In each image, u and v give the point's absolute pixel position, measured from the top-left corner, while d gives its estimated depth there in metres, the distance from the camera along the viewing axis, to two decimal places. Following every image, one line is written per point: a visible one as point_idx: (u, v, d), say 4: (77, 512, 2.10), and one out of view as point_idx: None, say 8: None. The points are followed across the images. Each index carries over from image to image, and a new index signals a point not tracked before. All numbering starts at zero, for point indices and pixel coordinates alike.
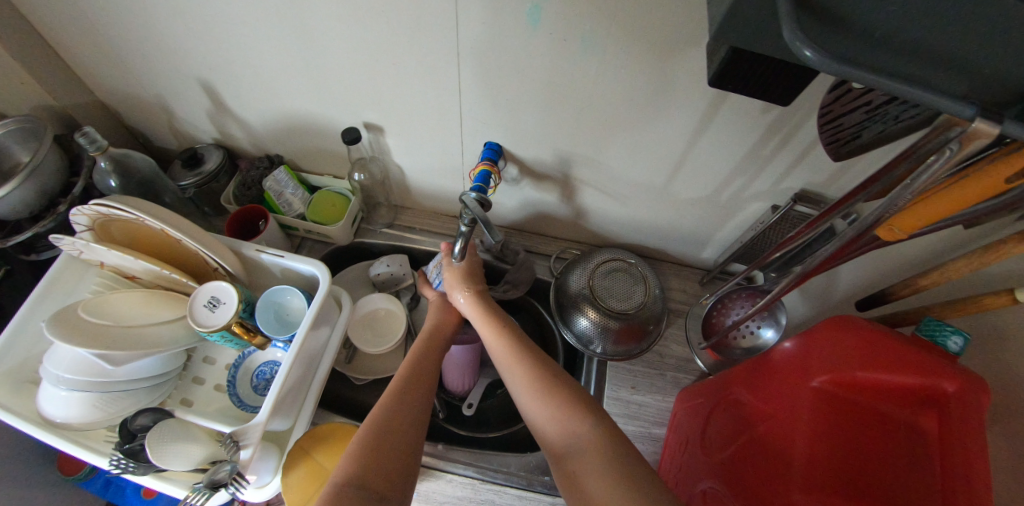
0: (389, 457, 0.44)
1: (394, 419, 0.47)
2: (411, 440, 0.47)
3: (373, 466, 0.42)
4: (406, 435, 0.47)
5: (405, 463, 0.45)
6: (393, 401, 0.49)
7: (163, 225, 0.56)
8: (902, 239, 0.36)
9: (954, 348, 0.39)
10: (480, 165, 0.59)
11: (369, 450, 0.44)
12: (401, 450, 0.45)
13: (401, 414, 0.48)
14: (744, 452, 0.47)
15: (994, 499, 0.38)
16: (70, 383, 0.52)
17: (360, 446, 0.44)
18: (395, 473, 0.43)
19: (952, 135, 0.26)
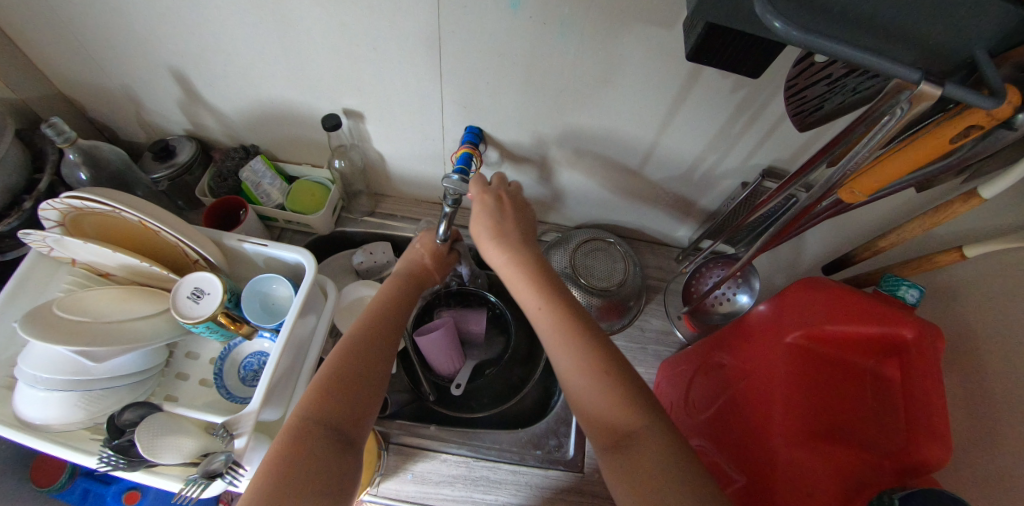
0: (342, 405, 0.44)
1: (352, 365, 0.47)
2: (372, 387, 0.47)
3: (334, 412, 0.43)
4: (367, 383, 0.47)
5: (366, 410, 0.46)
6: (349, 350, 0.48)
7: (139, 216, 0.56)
8: (865, 202, 0.38)
9: (912, 300, 0.42)
10: (463, 148, 0.59)
11: (331, 394, 0.44)
12: (361, 396, 0.46)
13: (361, 360, 0.48)
14: (726, 408, 0.50)
15: (960, 438, 0.41)
16: (48, 383, 0.51)
17: (315, 388, 0.44)
18: (354, 421, 0.44)
19: (901, 98, 0.28)
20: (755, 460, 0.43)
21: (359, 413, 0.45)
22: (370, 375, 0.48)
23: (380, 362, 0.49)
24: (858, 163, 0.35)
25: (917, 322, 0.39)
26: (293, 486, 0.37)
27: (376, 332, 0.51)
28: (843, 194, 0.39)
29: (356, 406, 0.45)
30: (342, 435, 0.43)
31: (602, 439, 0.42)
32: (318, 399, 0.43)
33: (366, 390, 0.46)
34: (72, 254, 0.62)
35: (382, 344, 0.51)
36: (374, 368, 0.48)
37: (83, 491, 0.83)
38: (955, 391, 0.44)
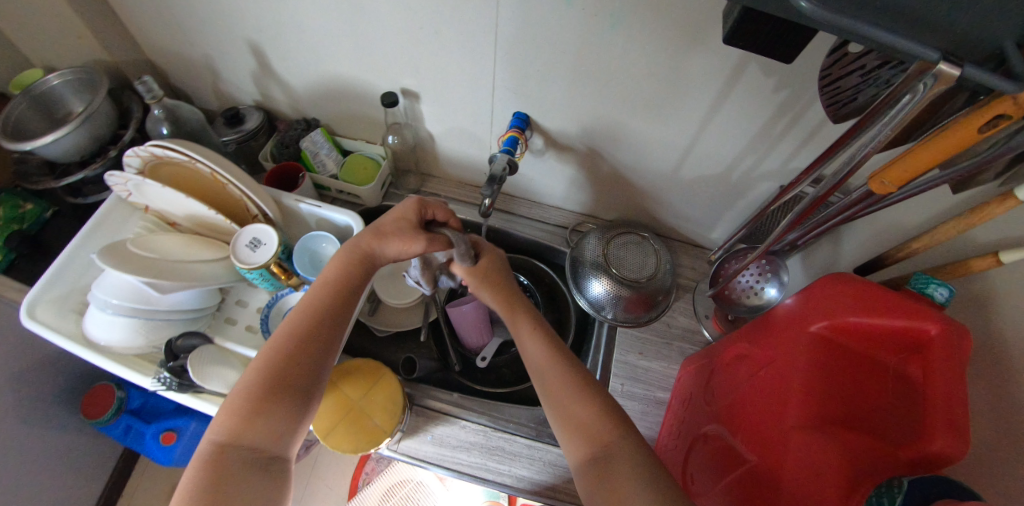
0: (257, 422, 0.44)
1: (263, 390, 0.45)
2: (295, 397, 0.46)
3: (247, 430, 0.43)
4: (286, 395, 0.46)
5: (287, 420, 0.45)
6: (268, 360, 0.47)
7: (212, 168, 0.62)
8: (896, 193, 0.41)
9: (941, 298, 0.44)
10: (509, 132, 0.63)
11: (242, 414, 0.44)
12: (281, 408, 0.45)
13: (275, 384, 0.46)
14: (743, 394, 0.50)
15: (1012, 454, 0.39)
16: (115, 308, 0.57)
17: (231, 412, 0.44)
18: (273, 436, 0.44)
19: (923, 77, 0.29)
20: (769, 441, 0.44)
21: (281, 430, 0.45)
22: (287, 394, 0.46)
23: (302, 380, 0.47)
24: (878, 146, 0.36)
25: (941, 318, 0.40)
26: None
27: (295, 351, 0.48)
28: (874, 185, 0.41)
29: (276, 427, 0.45)
30: (262, 457, 0.43)
31: (580, 454, 0.44)
32: (237, 422, 0.44)
33: (284, 408, 0.45)
34: (147, 200, 0.68)
35: (309, 347, 0.48)
36: (295, 385, 0.47)
37: (125, 426, 0.88)
38: (1007, 401, 0.42)
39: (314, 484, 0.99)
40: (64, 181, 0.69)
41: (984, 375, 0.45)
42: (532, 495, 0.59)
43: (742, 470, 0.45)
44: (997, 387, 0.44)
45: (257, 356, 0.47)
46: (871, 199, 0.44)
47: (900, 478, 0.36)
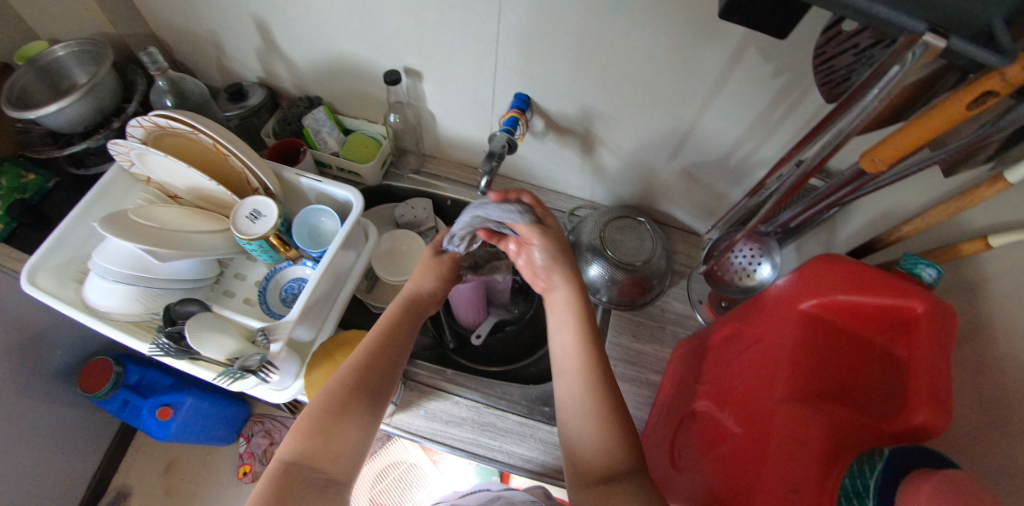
0: (323, 443, 0.45)
1: (332, 415, 0.46)
2: (360, 422, 0.47)
3: (313, 450, 0.44)
4: (353, 419, 0.47)
5: (350, 447, 0.46)
6: (336, 386, 0.48)
7: (216, 139, 0.62)
8: (885, 170, 0.42)
9: (929, 279, 0.47)
10: (510, 112, 0.63)
11: (310, 435, 0.45)
12: (348, 433, 0.46)
13: (343, 412, 0.46)
14: (731, 371, 0.51)
15: (1006, 436, 0.40)
16: (116, 275, 0.57)
17: (299, 431, 0.45)
18: (334, 458, 0.45)
19: (909, 50, 0.29)
20: (755, 415, 0.45)
21: (349, 456, 0.46)
22: (352, 423, 0.46)
23: (369, 410, 0.48)
24: (867, 118, 0.36)
25: (929, 297, 0.41)
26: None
27: (363, 383, 0.49)
28: (866, 163, 0.43)
29: (343, 452, 0.45)
30: (328, 483, 0.44)
31: (589, 476, 0.45)
32: (305, 442, 0.44)
33: (350, 437, 0.46)
34: (149, 172, 0.69)
35: (375, 377, 0.50)
36: (362, 416, 0.47)
37: (122, 401, 0.88)
38: (999, 380, 0.42)
39: None
40: (66, 151, 0.69)
41: (977, 355, 0.45)
42: (521, 471, 0.59)
43: (728, 442, 0.46)
44: (988, 371, 0.44)
45: (326, 385, 0.48)
46: (863, 177, 0.46)
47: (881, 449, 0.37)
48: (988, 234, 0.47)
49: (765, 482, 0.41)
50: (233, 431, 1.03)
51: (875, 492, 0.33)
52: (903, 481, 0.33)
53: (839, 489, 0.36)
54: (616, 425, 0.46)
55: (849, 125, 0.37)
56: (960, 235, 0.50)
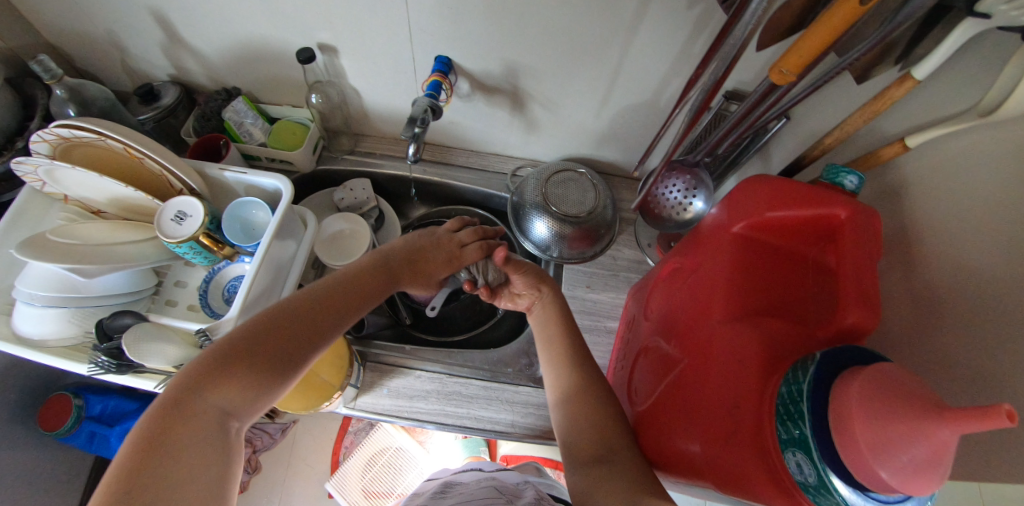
0: (232, 370, 0.42)
1: (247, 345, 0.44)
2: (277, 360, 0.45)
3: (220, 373, 0.42)
4: (270, 353, 0.45)
5: (259, 382, 0.44)
6: (263, 320, 0.46)
7: (126, 144, 0.59)
8: (794, 81, 0.42)
9: (850, 186, 0.48)
10: (431, 77, 0.60)
11: (221, 359, 0.43)
12: (261, 366, 0.44)
13: (252, 356, 0.44)
14: (675, 304, 0.52)
15: (938, 329, 0.41)
16: (44, 300, 0.54)
17: (212, 354, 0.43)
18: (241, 391, 0.43)
19: None
20: (697, 341, 0.46)
21: (249, 391, 0.43)
22: (262, 358, 0.44)
23: (284, 358, 0.46)
24: (761, 20, 0.35)
25: (852, 203, 0.43)
26: (149, 479, 0.34)
27: (281, 329, 0.46)
28: (775, 76, 0.42)
29: (243, 395, 0.43)
30: (223, 422, 0.41)
31: (583, 456, 0.46)
32: (208, 367, 0.41)
33: (255, 371, 0.43)
34: (65, 189, 0.64)
35: (309, 320, 0.49)
36: (270, 363, 0.45)
37: (89, 434, 0.86)
38: (924, 275, 0.43)
39: (294, 465, 0.95)
40: None
41: (902, 253, 0.47)
42: (491, 433, 0.60)
43: (675, 371, 0.47)
44: (916, 269, 0.45)
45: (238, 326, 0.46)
46: (775, 91, 0.46)
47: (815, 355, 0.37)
48: (905, 136, 0.48)
49: (708, 402, 0.42)
50: None
51: (808, 397, 0.34)
52: (837, 380, 0.34)
53: (777, 397, 0.37)
54: (597, 406, 0.49)
55: (744, 31, 0.37)
56: (883, 142, 0.51)
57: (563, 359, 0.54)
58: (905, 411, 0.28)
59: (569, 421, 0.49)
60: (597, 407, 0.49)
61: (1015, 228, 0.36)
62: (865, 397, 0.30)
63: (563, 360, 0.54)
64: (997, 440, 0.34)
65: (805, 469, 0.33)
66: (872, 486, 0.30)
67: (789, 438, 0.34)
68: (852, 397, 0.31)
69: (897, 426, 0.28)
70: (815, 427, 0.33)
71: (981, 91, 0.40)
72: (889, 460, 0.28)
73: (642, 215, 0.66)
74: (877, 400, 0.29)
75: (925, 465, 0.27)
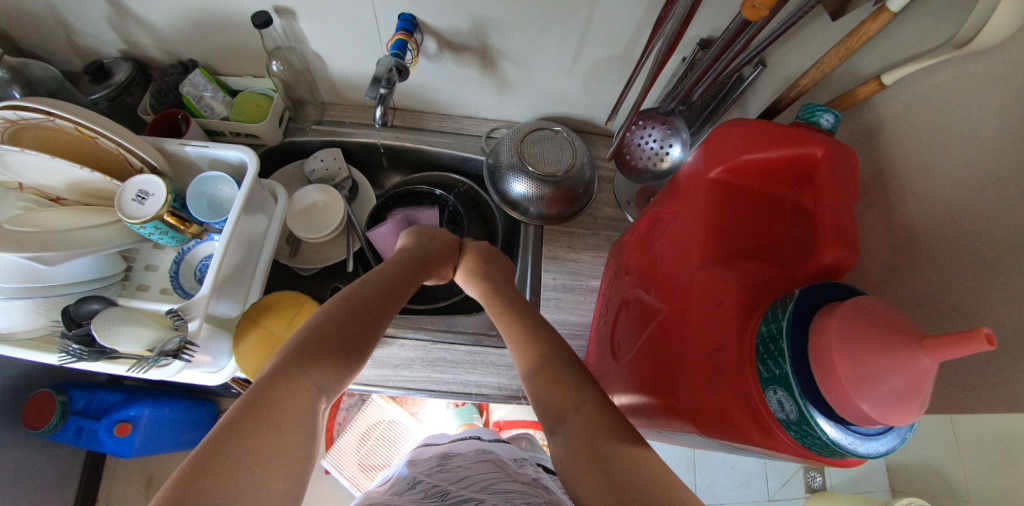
0: (321, 351, 0.41)
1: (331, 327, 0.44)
2: (355, 344, 0.44)
3: (313, 354, 0.41)
4: (351, 337, 0.44)
5: (343, 365, 0.43)
6: (339, 306, 0.46)
7: (76, 121, 0.56)
8: (765, 17, 0.41)
9: (826, 125, 0.47)
10: (395, 36, 0.57)
11: (307, 340, 0.42)
12: (342, 349, 0.43)
13: (336, 339, 0.43)
14: (655, 254, 0.51)
15: (919, 265, 0.40)
16: (7, 293, 0.52)
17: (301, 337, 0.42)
18: (331, 372, 0.41)
19: None
20: (676, 290, 0.45)
21: (336, 374, 0.42)
22: (343, 343, 0.44)
23: (358, 339, 0.45)
24: None
25: (828, 141, 0.42)
26: (248, 444, 0.32)
27: (351, 318, 0.45)
28: (748, 12, 0.41)
29: (330, 375, 0.41)
30: (313, 401, 0.39)
31: (556, 418, 0.42)
32: (301, 348, 0.41)
33: (339, 354, 0.43)
34: (18, 176, 0.60)
35: (378, 307, 0.48)
36: (346, 352, 0.43)
37: (76, 429, 0.85)
38: (901, 215, 0.43)
39: None
40: None
41: (878, 193, 0.46)
42: (481, 397, 0.60)
43: (656, 320, 0.47)
44: (892, 207, 0.44)
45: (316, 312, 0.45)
46: (748, 28, 0.44)
47: (792, 294, 0.36)
48: (881, 73, 0.46)
49: (689, 348, 0.41)
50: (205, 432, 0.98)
51: (787, 334, 0.34)
52: (814, 319, 0.33)
53: (757, 338, 0.36)
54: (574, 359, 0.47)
55: None
56: (860, 79, 0.49)
57: (525, 321, 0.52)
58: (888, 344, 0.28)
59: (537, 380, 0.46)
60: (563, 370, 0.45)
61: (996, 157, 0.35)
62: (845, 331, 0.30)
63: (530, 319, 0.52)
64: (977, 370, 0.34)
65: (786, 406, 0.33)
66: (851, 419, 0.30)
67: (769, 377, 0.34)
68: (832, 331, 0.31)
69: (879, 357, 0.28)
70: (795, 364, 0.33)
71: (957, 22, 0.39)
72: (870, 392, 0.29)
73: (618, 169, 0.65)
74: (858, 332, 0.29)
75: (904, 395, 0.28)
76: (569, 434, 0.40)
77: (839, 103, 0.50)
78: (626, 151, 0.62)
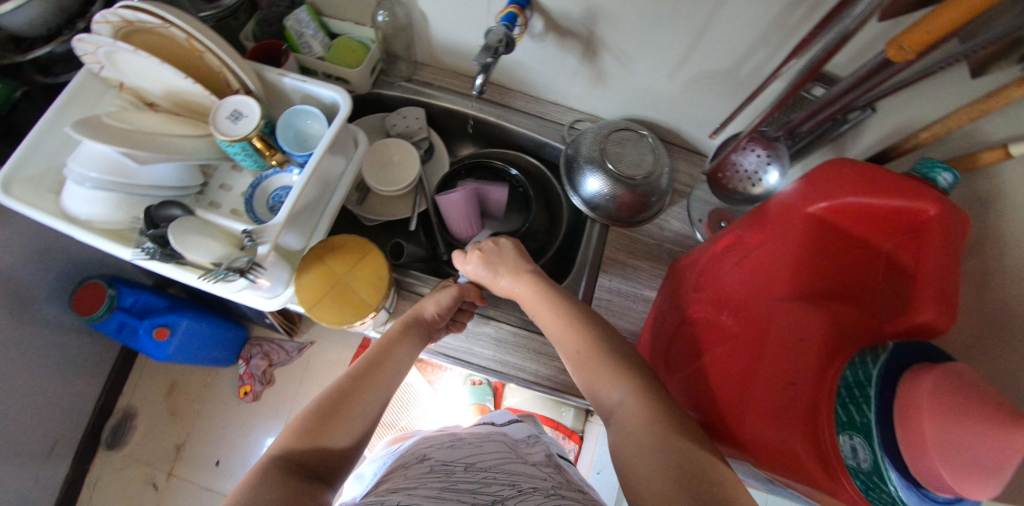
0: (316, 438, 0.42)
1: (326, 411, 0.44)
2: (356, 425, 0.45)
3: (306, 441, 0.42)
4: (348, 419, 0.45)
5: (341, 445, 0.43)
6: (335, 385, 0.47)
7: (190, 33, 0.57)
8: (911, 60, 0.39)
9: (942, 183, 0.44)
10: (508, 8, 0.57)
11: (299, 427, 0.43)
12: (340, 430, 0.43)
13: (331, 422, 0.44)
14: (730, 279, 0.50)
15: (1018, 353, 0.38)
16: (96, 182, 0.54)
17: (294, 425, 0.43)
18: (327, 457, 0.42)
19: None
20: (752, 317, 0.44)
21: (337, 453, 0.43)
22: (343, 423, 0.44)
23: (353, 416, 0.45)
24: None
25: (942, 199, 0.39)
26: None
27: (344, 395, 0.46)
28: (892, 51, 0.39)
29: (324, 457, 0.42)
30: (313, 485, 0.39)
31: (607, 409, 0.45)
32: (295, 433, 0.42)
33: (340, 435, 0.43)
34: (121, 75, 0.63)
35: (378, 382, 0.48)
36: (343, 433, 0.44)
37: (119, 323, 0.88)
38: (1002, 292, 0.41)
39: (308, 384, 1.07)
40: (28, 55, 0.64)
41: (981, 267, 0.44)
42: (516, 379, 0.61)
43: (724, 343, 0.46)
44: (995, 285, 0.42)
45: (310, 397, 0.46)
46: (886, 68, 0.42)
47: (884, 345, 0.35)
48: (1013, 143, 0.43)
49: (757, 378, 0.40)
50: (232, 353, 1.03)
51: (876, 383, 0.32)
52: (906, 375, 0.31)
53: (837, 381, 0.35)
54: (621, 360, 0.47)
55: None
56: (986, 145, 0.46)
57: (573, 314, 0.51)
58: (981, 414, 0.25)
59: (588, 376, 0.47)
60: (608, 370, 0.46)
61: None
62: (936, 395, 0.28)
63: (580, 317, 0.51)
64: None
65: (860, 453, 0.32)
66: (929, 485, 0.28)
67: (846, 422, 0.33)
68: (926, 390, 0.29)
69: (970, 428, 0.26)
70: (880, 413, 0.31)
71: None
72: (952, 460, 0.26)
73: (709, 185, 0.64)
74: (947, 400, 0.27)
75: (989, 470, 0.25)
76: (621, 426, 0.43)
77: (957, 164, 0.47)
78: (719, 169, 0.61)
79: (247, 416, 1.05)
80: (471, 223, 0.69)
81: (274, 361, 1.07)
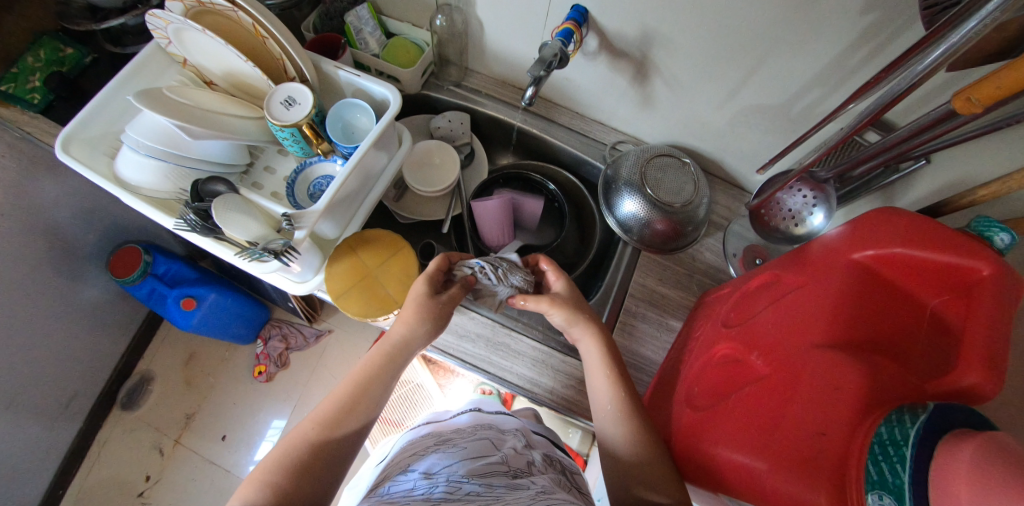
0: (278, 492, 0.40)
1: (290, 463, 0.43)
2: (315, 479, 0.43)
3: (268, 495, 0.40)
4: (312, 472, 0.43)
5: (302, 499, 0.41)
6: (299, 435, 0.45)
7: (256, 19, 0.58)
8: (980, 113, 0.37)
9: (1000, 243, 0.43)
10: (564, 24, 0.57)
11: (264, 480, 0.41)
12: (303, 481, 0.42)
13: (297, 473, 0.42)
14: (762, 318, 0.49)
15: None
16: (148, 150, 0.56)
17: (259, 478, 0.42)
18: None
19: None
20: (782, 358, 0.43)
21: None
22: (303, 476, 0.42)
23: (318, 466, 0.43)
24: (984, 31, 0.32)
25: (996, 258, 0.37)
26: None
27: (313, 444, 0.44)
28: (959, 103, 0.37)
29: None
30: None
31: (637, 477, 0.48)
32: (259, 487, 0.41)
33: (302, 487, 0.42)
34: (186, 53, 0.66)
35: (340, 434, 0.46)
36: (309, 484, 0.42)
37: (150, 288, 0.90)
38: None
39: (321, 371, 1.09)
40: (103, 25, 0.68)
41: None
42: (531, 394, 0.60)
43: (753, 382, 0.45)
44: None
45: (274, 449, 0.44)
46: (951, 119, 0.41)
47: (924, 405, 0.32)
48: None
49: (785, 423, 0.39)
50: (252, 331, 1.06)
51: (913, 443, 0.30)
52: (944, 440, 0.29)
53: (871, 436, 0.33)
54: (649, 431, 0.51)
55: (957, 43, 0.33)
56: None
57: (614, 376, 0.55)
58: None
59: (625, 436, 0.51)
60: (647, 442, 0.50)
61: None
62: (978, 465, 0.25)
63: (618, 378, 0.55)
64: None
65: None
66: None
67: (877, 480, 0.30)
68: (965, 456, 0.26)
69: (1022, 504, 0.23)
70: (914, 474, 0.29)
71: None
72: None
73: (752, 222, 0.63)
74: (990, 474, 0.25)
75: None
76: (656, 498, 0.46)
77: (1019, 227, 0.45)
78: (763, 206, 0.61)
79: (258, 395, 1.06)
80: (504, 229, 0.69)
81: (291, 345, 1.09)
